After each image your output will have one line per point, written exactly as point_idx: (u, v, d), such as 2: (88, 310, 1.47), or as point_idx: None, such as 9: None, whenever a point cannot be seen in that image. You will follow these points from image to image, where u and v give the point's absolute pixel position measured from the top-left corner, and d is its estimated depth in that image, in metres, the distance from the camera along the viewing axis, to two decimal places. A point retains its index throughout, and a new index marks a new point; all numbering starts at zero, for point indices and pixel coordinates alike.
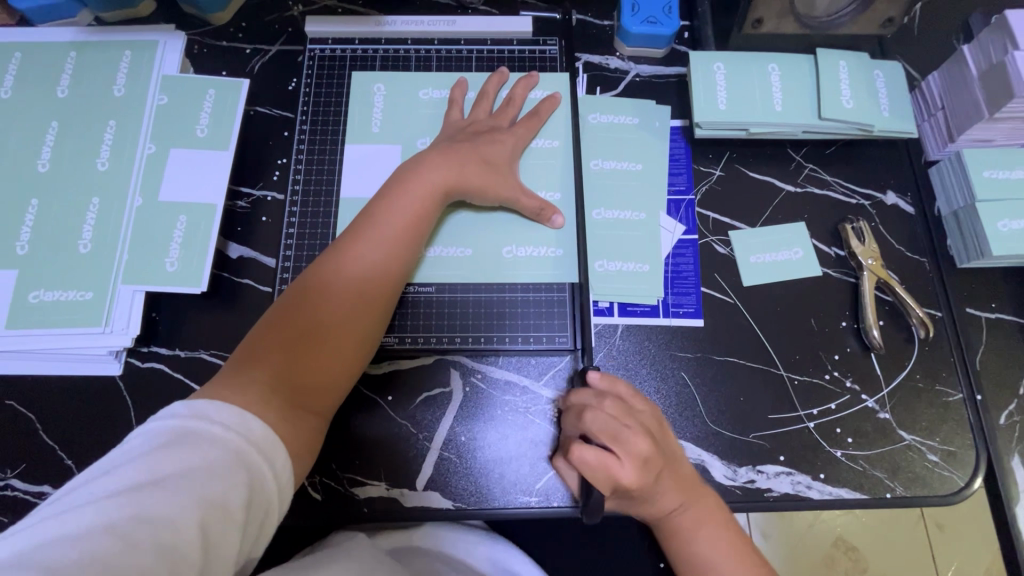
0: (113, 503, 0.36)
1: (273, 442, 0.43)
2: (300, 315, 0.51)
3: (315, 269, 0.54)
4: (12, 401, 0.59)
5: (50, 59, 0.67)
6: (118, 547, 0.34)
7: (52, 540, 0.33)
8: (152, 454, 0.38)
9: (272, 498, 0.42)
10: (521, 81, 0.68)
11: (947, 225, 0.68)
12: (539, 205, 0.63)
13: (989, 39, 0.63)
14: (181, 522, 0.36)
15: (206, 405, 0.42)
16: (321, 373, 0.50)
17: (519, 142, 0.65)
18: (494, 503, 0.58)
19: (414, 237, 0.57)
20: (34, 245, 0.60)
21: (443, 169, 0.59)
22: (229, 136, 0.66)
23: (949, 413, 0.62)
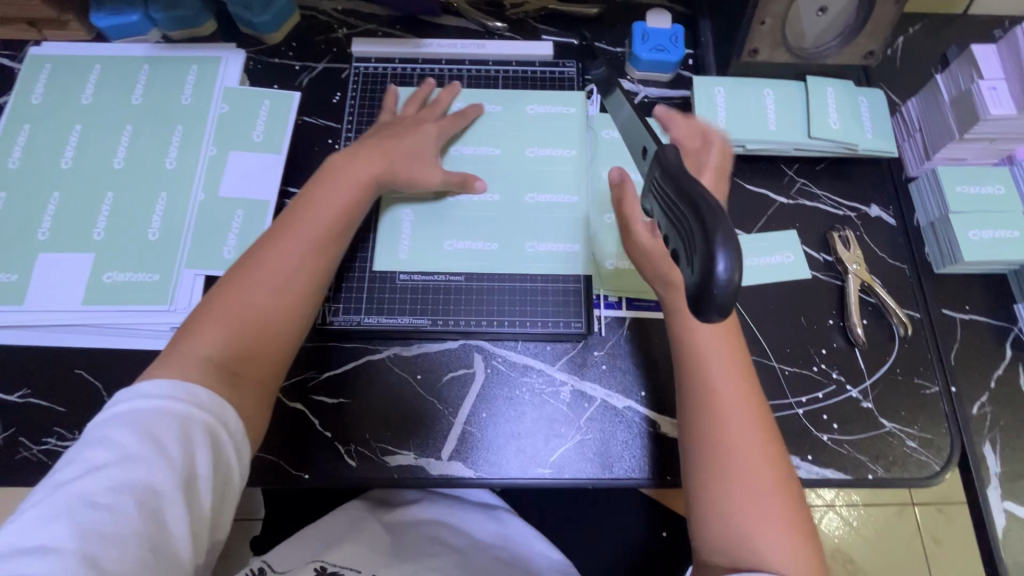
0: (87, 485, 0.42)
1: (217, 405, 0.49)
2: (236, 294, 0.55)
3: (247, 255, 0.59)
4: (83, 371, 0.66)
5: (125, 71, 0.76)
6: (106, 516, 0.41)
7: (45, 525, 0.40)
8: (113, 439, 0.44)
9: (232, 455, 0.48)
10: (447, 87, 0.76)
11: (925, 236, 0.75)
12: (461, 177, 0.71)
13: (958, 70, 0.71)
14: (159, 485, 0.43)
15: (145, 386, 0.47)
16: (263, 346, 0.55)
17: (443, 134, 0.73)
18: (513, 472, 0.64)
19: (345, 222, 0.63)
20: (109, 232, 0.68)
21: (372, 160, 0.66)
22: (281, 142, 0.74)
23: (926, 403, 0.68)
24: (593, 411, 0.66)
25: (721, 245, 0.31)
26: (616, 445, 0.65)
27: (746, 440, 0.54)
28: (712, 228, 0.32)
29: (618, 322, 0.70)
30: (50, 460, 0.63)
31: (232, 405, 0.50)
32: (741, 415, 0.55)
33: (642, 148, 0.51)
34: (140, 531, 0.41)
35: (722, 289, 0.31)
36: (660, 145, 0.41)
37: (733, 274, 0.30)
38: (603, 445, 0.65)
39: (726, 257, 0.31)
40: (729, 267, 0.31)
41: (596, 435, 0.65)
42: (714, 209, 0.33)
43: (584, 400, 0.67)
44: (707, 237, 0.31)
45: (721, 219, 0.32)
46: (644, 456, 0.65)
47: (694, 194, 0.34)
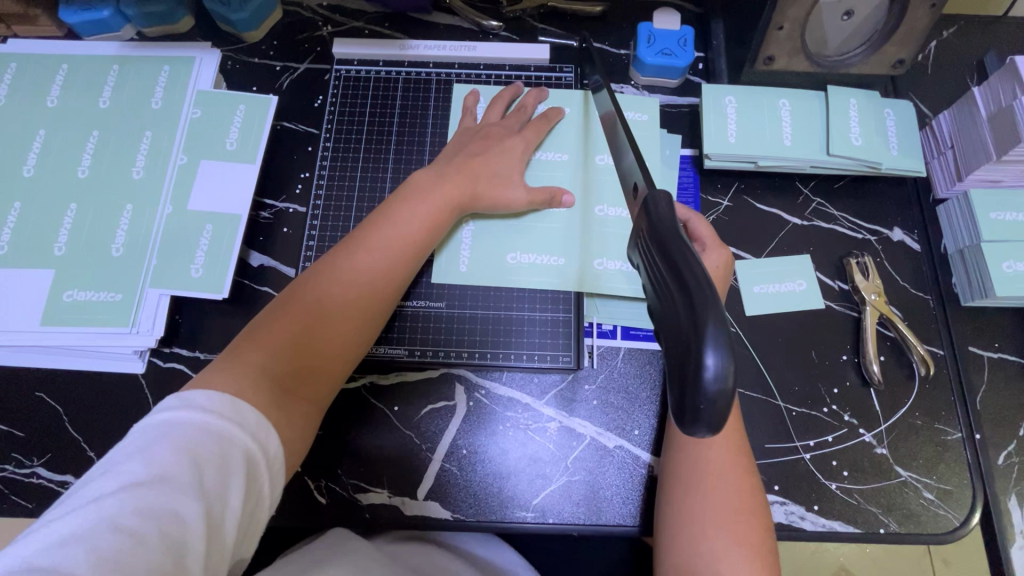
0: (111, 503, 0.35)
1: (263, 427, 0.43)
2: (300, 306, 0.52)
3: (318, 266, 0.55)
4: (42, 394, 0.63)
5: (94, 72, 0.72)
6: (124, 543, 0.34)
7: (57, 544, 0.33)
8: (148, 450, 0.38)
9: (265, 487, 0.42)
10: (533, 91, 0.71)
11: (952, 264, 0.68)
12: (549, 195, 0.65)
13: (999, 83, 0.64)
14: (186, 514, 0.36)
15: (194, 393, 0.42)
16: (314, 367, 0.51)
17: (528, 146, 0.67)
18: (492, 516, 0.60)
19: (422, 245, 0.59)
20: (71, 247, 0.64)
21: (458, 184, 0.62)
22: (256, 150, 0.69)
23: (948, 452, 0.62)
24: (582, 450, 0.62)
25: (711, 338, 0.28)
26: (605, 488, 0.60)
27: (721, 465, 0.52)
28: (699, 319, 0.29)
29: (611, 354, 0.65)
30: (6, 488, 0.60)
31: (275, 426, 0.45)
32: (722, 441, 0.53)
33: (633, 184, 0.46)
34: (158, 567, 0.34)
35: (712, 389, 0.28)
36: (650, 190, 0.37)
37: (724, 375, 0.28)
38: (591, 489, 0.60)
39: (717, 351, 0.28)
40: (721, 365, 0.28)
41: (584, 478, 0.61)
42: (702, 288, 0.30)
43: (572, 438, 0.62)
44: (696, 334, 0.28)
45: (714, 304, 0.29)
46: (636, 503, 0.60)
47: (680, 268, 0.31)
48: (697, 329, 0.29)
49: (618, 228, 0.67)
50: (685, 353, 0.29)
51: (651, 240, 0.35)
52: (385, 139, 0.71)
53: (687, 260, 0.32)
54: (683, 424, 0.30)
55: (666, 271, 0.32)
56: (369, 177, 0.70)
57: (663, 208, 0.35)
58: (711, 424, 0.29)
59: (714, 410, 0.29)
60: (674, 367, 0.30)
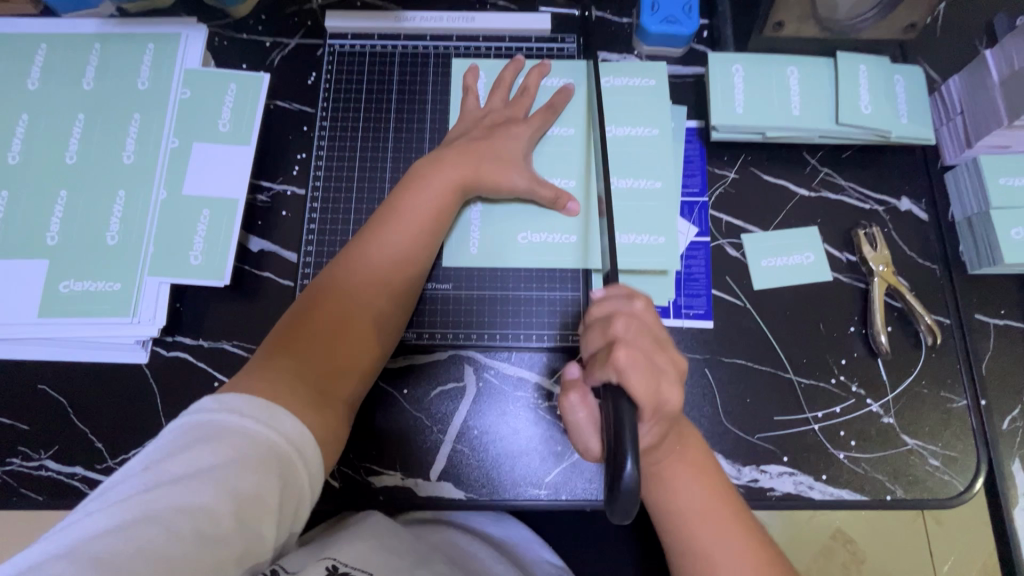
0: (154, 498, 0.37)
1: (302, 430, 0.45)
2: (325, 308, 0.53)
3: (335, 266, 0.56)
4: (44, 385, 0.62)
5: (75, 52, 0.68)
6: (164, 537, 0.36)
7: (100, 533, 0.35)
8: (189, 449, 0.40)
9: (304, 487, 0.44)
10: (535, 69, 0.68)
11: (960, 232, 0.68)
12: (553, 193, 0.63)
13: (1013, 45, 0.63)
14: (222, 513, 0.38)
15: (232, 397, 0.43)
16: (342, 364, 0.52)
17: (535, 132, 0.66)
18: (506, 494, 0.60)
19: (433, 234, 0.59)
20: (64, 236, 0.63)
21: (463, 165, 0.61)
22: (250, 131, 0.67)
23: (953, 419, 0.63)
24: None
25: (625, 431, 0.40)
26: None
27: (693, 494, 0.52)
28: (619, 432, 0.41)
29: None
30: (15, 481, 0.60)
31: (313, 425, 0.47)
32: (689, 473, 0.52)
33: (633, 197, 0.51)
34: (195, 562, 0.36)
35: (629, 484, 0.38)
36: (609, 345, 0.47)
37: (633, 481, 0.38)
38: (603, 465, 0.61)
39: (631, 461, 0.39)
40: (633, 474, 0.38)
41: None
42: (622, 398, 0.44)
43: None
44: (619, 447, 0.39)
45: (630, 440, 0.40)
46: None
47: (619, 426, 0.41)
48: (618, 447, 0.39)
49: (626, 201, 0.66)
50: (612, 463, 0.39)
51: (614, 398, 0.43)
52: (384, 117, 0.69)
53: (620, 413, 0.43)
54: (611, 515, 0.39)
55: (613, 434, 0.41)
56: (369, 158, 0.68)
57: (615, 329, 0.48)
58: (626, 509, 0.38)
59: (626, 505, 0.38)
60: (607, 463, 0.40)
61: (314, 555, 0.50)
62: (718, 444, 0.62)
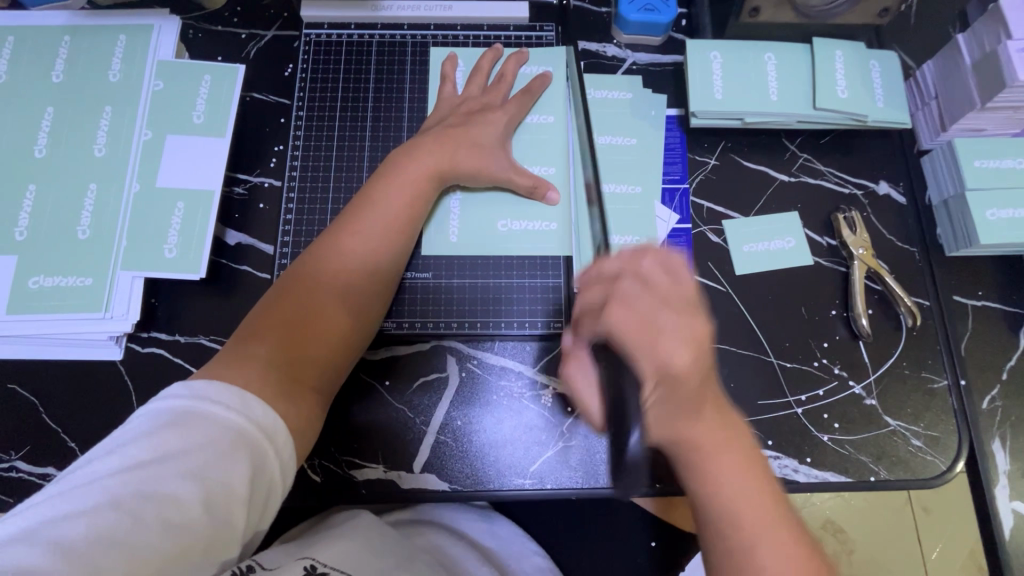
0: (119, 482, 0.38)
1: (274, 419, 0.45)
2: (302, 296, 0.53)
3: (310, 255, 0.56)
4: (14, 385, 0.60)
5: (44, 44, 0.67)
6: (124, 523, 0.37)
7: (65, 515, 0.37)
8: (157, 434, 0.40)
9: (276, 474, 0.44)
10: (512, 56, 0.68)
11: (938, 215, 0.69)
12: (532, 181, 0.63)
13: (984, 30, 0.63)
14: (185, 500, 0.39)
15: (203, 384, 0.43)
16: (317, 353, 0.52)
17: (512, 120, 0.65)
18: (490, 484, 0.59)
19: (410, 223, 0.59)
20: (34, 231, 0.61)
21: (438, 153, 0.61)
22: (225, 122, 0.66)
23: (934, 400, 0.63)
24: (577, 415, 0.61)
25: (637, 294, 0.43)
26: (601, 451, 0.60)
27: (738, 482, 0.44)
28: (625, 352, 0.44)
29: None
30: None
31: (285, 411, 0.47)
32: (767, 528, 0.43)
33: None
34: (156, 547, 0.37)
35: (632, 417, 0.50)
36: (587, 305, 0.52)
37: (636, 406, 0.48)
38: (588, 453, 0.60)
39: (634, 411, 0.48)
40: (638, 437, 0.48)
41: (581, 442, 0.61)
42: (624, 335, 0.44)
43: (568, 404, 0.62)
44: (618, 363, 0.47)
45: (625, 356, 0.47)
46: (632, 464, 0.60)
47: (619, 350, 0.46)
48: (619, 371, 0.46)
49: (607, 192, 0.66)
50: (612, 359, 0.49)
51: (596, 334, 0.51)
52: (361, 107, 0.68)
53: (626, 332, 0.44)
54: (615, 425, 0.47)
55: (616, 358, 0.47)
56: (347, 148, 0.67)
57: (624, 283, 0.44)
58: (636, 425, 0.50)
59: (629, 418, 0.51)
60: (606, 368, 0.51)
61: (292, 553, 0.49)
62: None
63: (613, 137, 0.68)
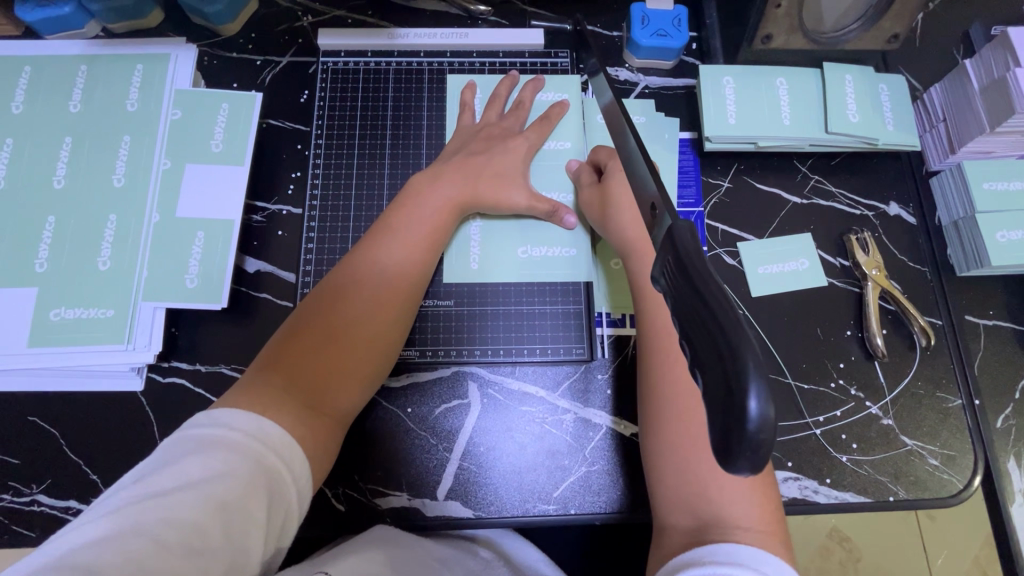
0: (142, 509, 0.37)
1: (290, 446, 0.45)
2: (321, 320, 0.53)
3: (331, 281, 0.57)
4: (35, 417, 0.60)
5: (60, 74, 0.67)
6: (148, 547, 0.35)
7: (86, 544, 0.35)
8: (180, 462, 0.40)
9: (293, 502, 0.44)
10: (530, 82, 0.69)
11: (947, 235, 0.70)
12: (552, 205, 0.64)
13: (991, 55, 0.65)
14: (208, 525, 0.38)
15: (223, 412, 0.44)
16: (334, 378, 0.52)
17: (531, 148, 0.66)
18: (513, 511, 0.60)
19: (428, 249, 0.60)
20: (54, 263, 0.61)
21: (461, 182, 0.62)
22: (244, 150, 0.66)
23: (949, 419, 0.64)
24: (599, 440, 0.62)
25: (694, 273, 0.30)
26: (623, 476, 0.61)
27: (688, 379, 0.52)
28: (736, 342, 0.26)
29: (622, 343, 0.65)
30: (6, 518, 0.58)
31: (300, 438, 0.47)
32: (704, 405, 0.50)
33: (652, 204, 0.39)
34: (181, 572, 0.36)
35: (753, 435, 0.25)
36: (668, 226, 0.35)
37: (767, 418, 0.25)
38: (611, 477, 0.61)
39: (760, 393, 0.25)
40: (765, 409, 0.25)
41: (603, 466, 0.61)
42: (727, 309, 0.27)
43: (589, 429, 0.62)
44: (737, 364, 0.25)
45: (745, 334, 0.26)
46: None
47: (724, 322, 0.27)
48: (738, 367, 0.25)
49: None
50: (719, 371, 0.26)
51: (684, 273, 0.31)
52: (379, 134, 0.69)
53: (720, 306, 0.28)
54: (727, 463, 0.26)
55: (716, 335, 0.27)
56: (366, 175, 0.68)
57: (688, 240, 0.32)
58: (751, 464, 0.26)
59: (756, 454, 0.25)
60: (712, 384, 0.27)
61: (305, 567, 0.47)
62: None
63: None
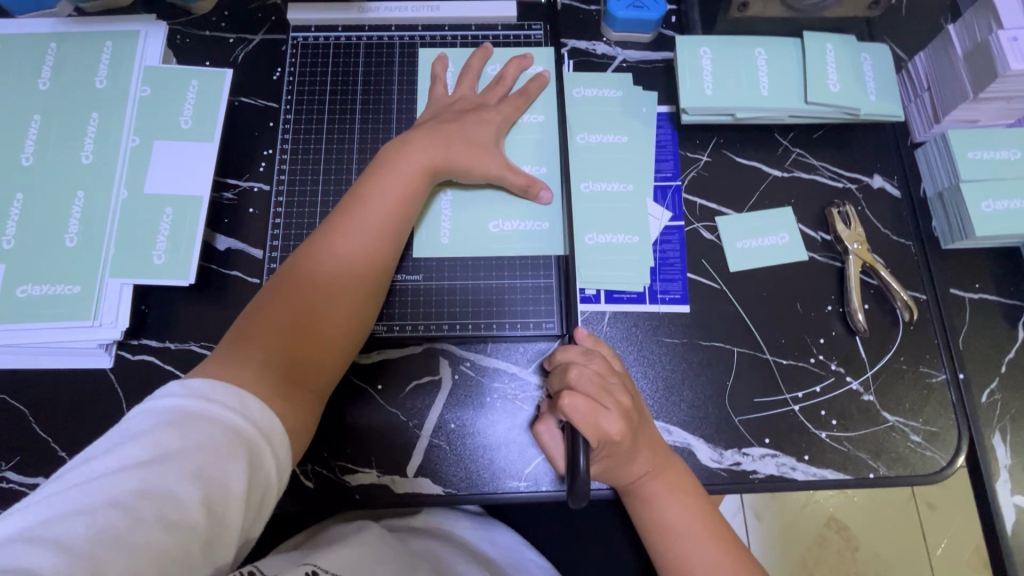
0: (117, 482, 0.38)
1: (271, 418, 0.45)
2: (292, 297, 0.53)
3: (300, 257, 0.55)
4: (3, 395, 0.60)
5: (30, 52, 0.66)
6: (123, 522, 0.36)
7: (62, 515, 0.36)
8: (154, 433, 0.40)
9: (273, 475, 0.43)
10: (514, 60, 0.68)
11: (932, 208, 0.68)
12: (527, 180, 0.63)
13: (974, 19, 0.63)
14: (183, 499, 0.38)
15: (198, 383, 0.43)
16: (311, 354, 0.52)
17: (505, 122, 0.65)
18: (485, 488, 0.59)
19: (404, 218, 0.58)
20: (22, 240, 0.61)
21: (432, 150, 0.60)
22: (213, 126, 0.65)
23: (932, 394, 0.62)
24: None
25: (580, 449, 0.49)
26: None
27: (677, 510, 0.55)
28: None
29: (596, 319, 0.64)
30: None
31: (280, 413, 0.47)
32: (670, 493, 0.55)
33: None
34: (156, 546, 0.37)
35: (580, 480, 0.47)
36: None
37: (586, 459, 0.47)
38: None
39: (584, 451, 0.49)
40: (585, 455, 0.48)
41: None
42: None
43: None
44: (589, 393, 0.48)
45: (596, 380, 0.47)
46: None
47: None
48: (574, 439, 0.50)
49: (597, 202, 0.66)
50: None
51: None
52: (349, 109, 0.68)
53: None
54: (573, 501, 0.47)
55: None
56: (335, 150, 0.67)
57: None
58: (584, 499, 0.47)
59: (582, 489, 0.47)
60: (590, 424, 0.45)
61: (294, 561, 0.51)
62: (699, 429, 0.61)
63: (604, 135, 0.68)
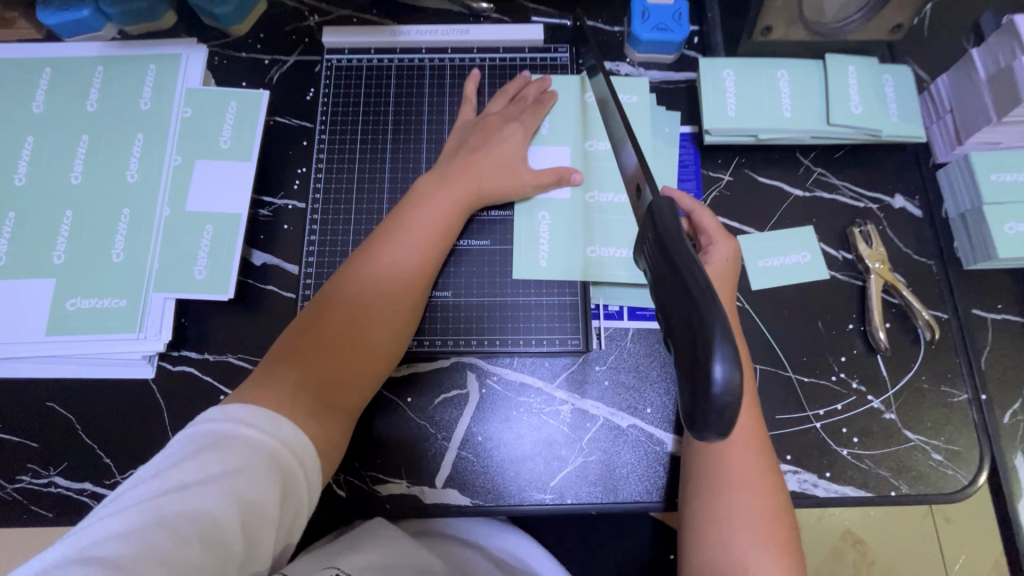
0: (161, 503, 0.39)
1: (306, 448, 0.46)
2: (330, 320, 0.55)
3: (340, 279, 0.57)
4: (52, 403, 0.63)
5: (78, 75, 0.70)
6: (170, 542, 0.37)
7: (110, 536, 0.37)
8: (196, 456, 0.42)
9: (304, 497, 0.45)
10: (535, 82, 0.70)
11: (954, 228, 0.69)
12: (557, 174, 0.66)
13: (997, 44, 0.64)
14: (224, 520, 0.40)
15: (239, 409, 0.45)
16: (347, 376, 0.53)
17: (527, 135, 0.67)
18: (511, 499, 0.60)
19: (438, 244, 0.61)
20: (71, 255, 0.64)
21: (464, 183, 0.63)
22: (251, 146, 0.68)
23: (954, 414, 0.63)
24: (597, 431, 0.62)
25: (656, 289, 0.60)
26: (620, 467, 0.61)
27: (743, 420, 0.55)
28: (703, 314, 0.31)
29: (620, 335, 0.65)
30: (25, 498, 0.60)
31: (313, 437, 0.48)
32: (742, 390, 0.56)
33: (636, 186, 0.46)
34: (202, 565, 0.38)
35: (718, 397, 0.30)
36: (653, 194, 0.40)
37: (730, 382, 0.30)
38: (606, 468, 0.61)
39: (724, 362, 0.30)
40: (728, 374, 0.30)
41: (599, 457, 0.61)
42: (702, 288, 0.32)
43: (585, 420, 0.63)
44: (705, 332, 0.31)
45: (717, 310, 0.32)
46: (653, 479, 0.61)
47: (683, 272, 0.34)
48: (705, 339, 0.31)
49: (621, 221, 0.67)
50: (691, 333, 0.32)
51: (655, 241, 0.37)
52: (381, 129, 0.70)
53: (697, 283, 0.33)
54: (694, 428, 0.32)
55: (667, 266, 0.35)
56: (368, 169, 0.69)
57: (665, 213, 0.37)
58: (720, 429, 0.31)
59: (722, 416, 0.31)
60: (683, 338, 0.33)
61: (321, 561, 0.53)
62: None
63: None
